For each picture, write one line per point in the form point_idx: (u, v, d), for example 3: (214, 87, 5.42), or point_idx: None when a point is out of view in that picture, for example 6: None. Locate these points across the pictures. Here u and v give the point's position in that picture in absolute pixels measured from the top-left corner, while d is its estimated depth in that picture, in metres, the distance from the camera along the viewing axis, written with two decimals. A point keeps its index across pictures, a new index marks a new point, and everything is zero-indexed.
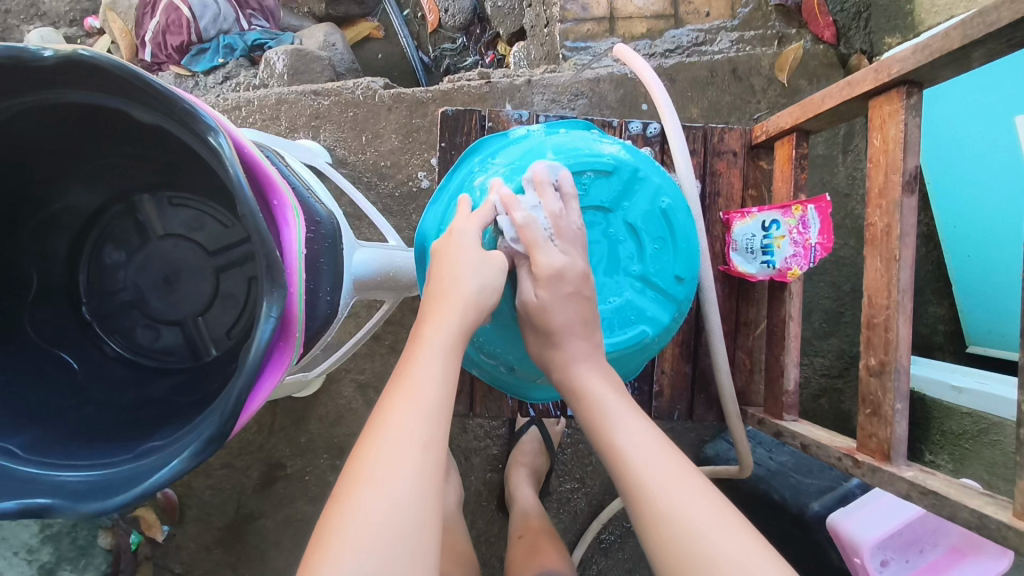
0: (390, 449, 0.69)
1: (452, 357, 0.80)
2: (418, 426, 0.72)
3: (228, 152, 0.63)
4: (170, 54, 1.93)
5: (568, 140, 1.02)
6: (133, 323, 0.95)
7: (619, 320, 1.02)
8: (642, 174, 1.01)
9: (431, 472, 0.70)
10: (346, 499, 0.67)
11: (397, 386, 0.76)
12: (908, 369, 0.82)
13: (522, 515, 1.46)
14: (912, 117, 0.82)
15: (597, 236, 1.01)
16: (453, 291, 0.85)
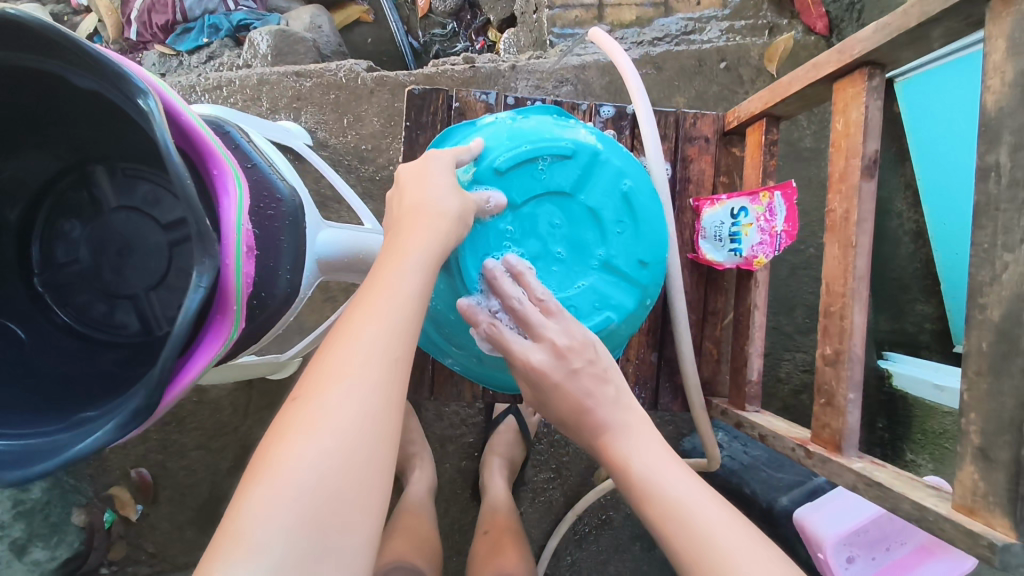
0: (354, 355, 0.62)
1: (431, 269, 0.73)
2: (392, 333, 0.65)
3: (157, 115, 0.63)
4: (155, 33, 1.95)
5: (526, 121, 0.97)
6: (86, 297, 0.94)
7: (583, 307, 0.98)
8: (603, 157, 0.97)
9: (400, 387, 0.64)
10: (304, 398, 0.60)
11: (371, 289, 0.69)
12: (862, 358, 0.80)
13: (491, 512, 1.42)
14: (874, 99, 0.79)
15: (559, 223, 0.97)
16: (430, 204, 0.79)
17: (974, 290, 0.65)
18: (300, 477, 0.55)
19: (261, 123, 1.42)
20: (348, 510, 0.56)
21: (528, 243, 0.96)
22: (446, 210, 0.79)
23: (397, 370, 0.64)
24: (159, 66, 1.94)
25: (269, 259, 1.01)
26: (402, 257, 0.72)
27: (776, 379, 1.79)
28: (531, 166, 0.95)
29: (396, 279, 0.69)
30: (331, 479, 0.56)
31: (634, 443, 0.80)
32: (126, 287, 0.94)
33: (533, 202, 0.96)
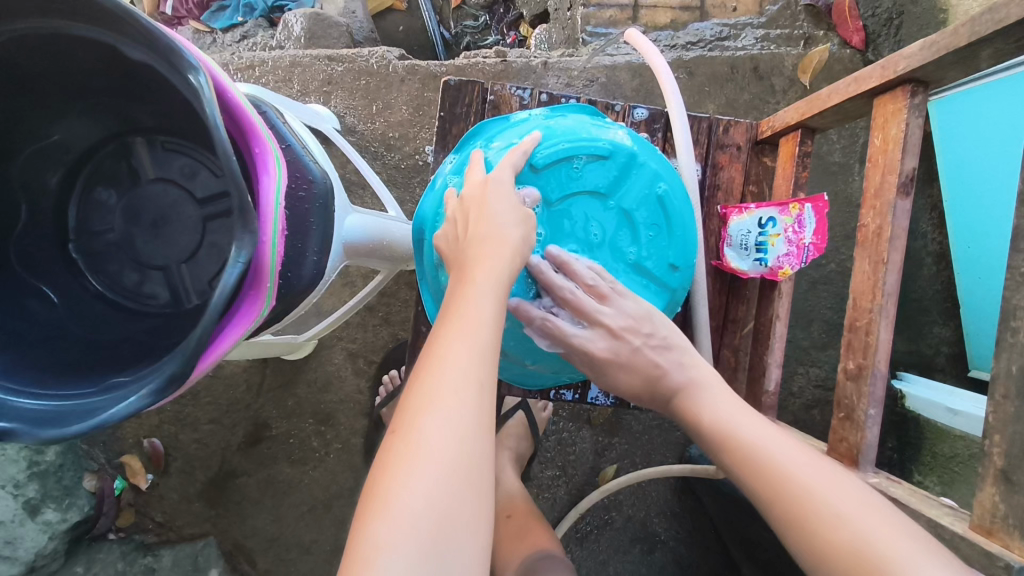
0: (444, 385, 0.63)
1: (504, 294, 0.73)
2: (477, 360, 0.65)
3: (207, 91, 0.64)
4: (190, 9, 1.96)
5: (566, 121, 0.97)
6: (118, 265, 0.96)
7: None
8: (640, 160, 0.97)
9: (488, 410, 0.65)
10: (402, 429, 0.62)
11: (450, 318, 0.69)
12: (885, 375, 0.80)
13: (506, 498, 1.45)
14: (915, 116, 0.79)
15: (591, 223, 0.98)
16: (495, 228, 0.78)
17: None
18: (412, 506, 0.57)
19: (294, 105, 1.43)
20: (457, 537, 0.58)
21: (561, 241, 0.96)
22: (512, 239, 0.78)
23: (485, 393, 0.64)
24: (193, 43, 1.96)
25: (298, 240, 1.03)
26: (476, 283, 0.72)
27: (788, 392, 1.79)
28: (568, 165, 0.94)
29: (473, 306, 0.70)
30: (439, 506, 0.58)
31: (739, 419, 0.83)
32: (158, 257, 0.96)
33: (567, 200, 0.96)
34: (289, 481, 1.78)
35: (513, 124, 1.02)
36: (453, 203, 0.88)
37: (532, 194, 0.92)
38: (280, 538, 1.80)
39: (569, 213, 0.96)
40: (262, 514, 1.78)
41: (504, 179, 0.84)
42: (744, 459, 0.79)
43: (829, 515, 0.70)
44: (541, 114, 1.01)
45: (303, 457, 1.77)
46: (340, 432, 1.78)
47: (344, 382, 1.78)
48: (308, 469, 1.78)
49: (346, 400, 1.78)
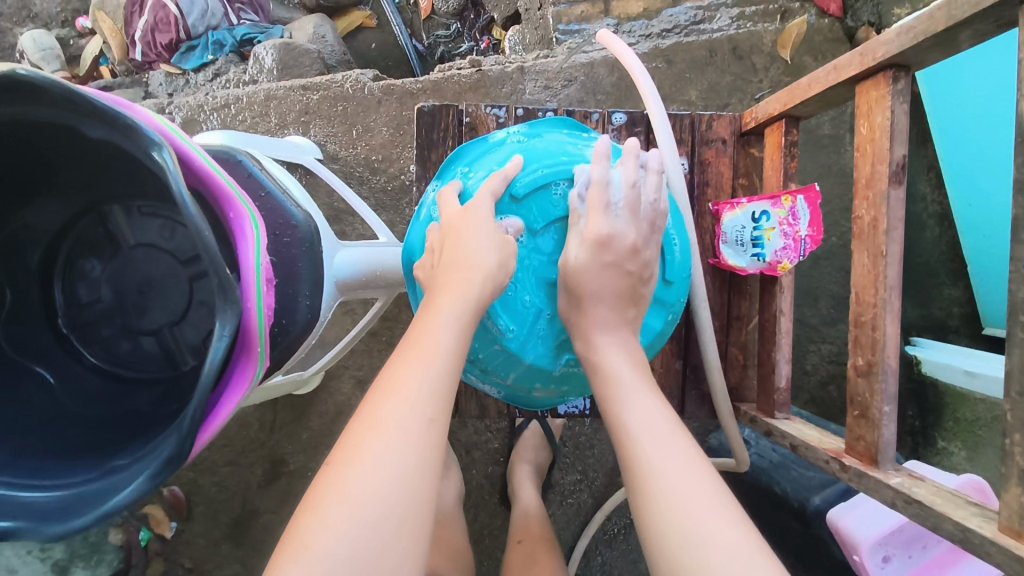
0: (387, 421, 0.64)
1: (468, 322, 0.74)
2: (428, 397, 0.66)
3: (170, 166, 0.63)
4: (160, 53, 1.90)
5: (542, 145, 0.95)
6: (111, 335, 0.95)
7: None
8: (621, 177, 0.95)
9: (435, 449, 0.65)
10: (342, 461, 0.62)
11: (409, 348, 0.71)
12: (896, 370, 0.78)
13: (523, 518, 1.42)
14: (899, 102, 0.76)
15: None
16: (468, 256, 0.78)
17: (1014, 308, 0.60)
18: (337, 545, 0.58)
19: (273, 143, 1.42)
20: None
21: (548, 269, 0.93)
22: (485, 265, 0.78)
23: (431, 431, 0.65)
24: (166, 86, 1.91)
25: (288, 286, 1.02)
26: (437, 314, 0.73)
27: (801, 371, 1.77)
28: (547, 193, 0.92)
29: (432, 338, 0.71)
30: (361, 546, 0.58)
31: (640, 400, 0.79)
32: (147, 323, 0.94)
33: (552, 228, 0.93)
34: None
35: (491, 147, 0.99)
36: (432, 238, 0.86)
37: (515, 224, 0.90)
38: None
39: (553, 239, 0.93)
40: None
41: (482, 208, 0.84)
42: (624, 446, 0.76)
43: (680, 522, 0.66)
44: (517, 137, 0.97)
45: None
46: None
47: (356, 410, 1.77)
48: None
49: None
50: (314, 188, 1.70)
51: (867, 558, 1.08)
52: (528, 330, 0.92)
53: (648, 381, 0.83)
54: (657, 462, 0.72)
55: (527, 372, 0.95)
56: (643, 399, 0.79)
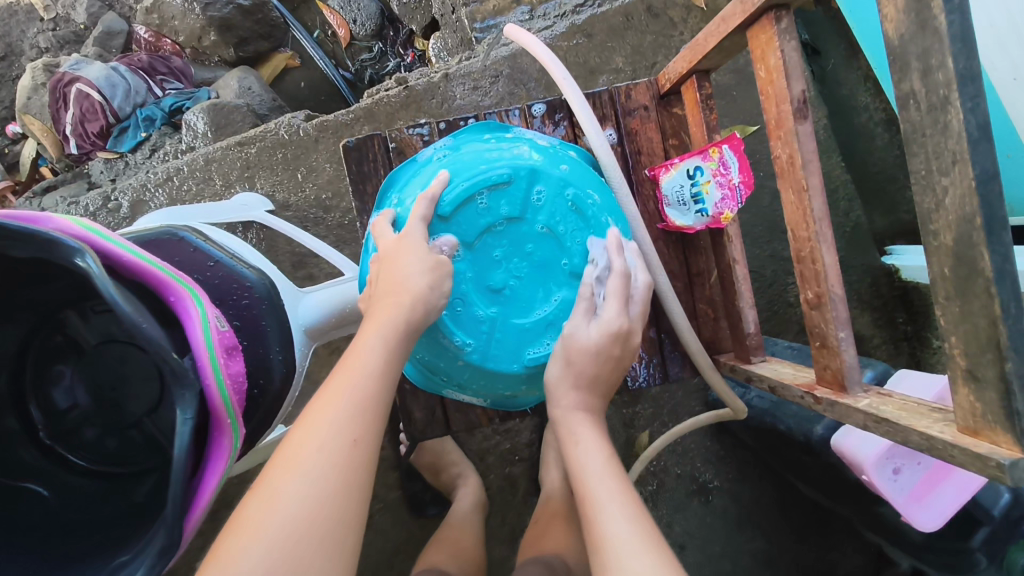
0: (309, 443, 0.66)
1: (396, 344, 0.76)
2: (353, 419, 0.68)
3: (97, 270, 0.65)
4: (94, 142, 1.89)
5: (461, 158, 0.97)
6: (96, 436, 0.96)
7: (560, 321, 0.96)
8: (542, 171, 0.95)
9: (360, 469, 0.66)
10: (267, 486, 0.64)
11: (338, 372, 0.72)
12: (844, 296, 0.80)
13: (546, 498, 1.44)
14: (788, 40, 0.78)
15: (517, 249, 0.96)
16: (398, 281, 0.80)
17: (924, 219, 0.61)
18: (254, 569, 0.58)
19: (219, 207, 1.42)
20: None
21: (491, 276, 0.95)
22: (415, 288, 0.80)
23: (356, 451, 0.67)
24: (108, 172, 1.88)
25: (256, 347, 1.05)
26: (366, 336, 0.75)
27: (786, 304, 1.77)
28: (472, 206, 0.94)
29: (360, 359, 0.73)
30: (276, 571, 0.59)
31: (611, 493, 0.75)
32: (127, 417, 0.96)
33: (485, 236, 0.95)
34: None
35: (419, 169, 1.00)
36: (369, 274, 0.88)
37: (450, 241, 0.92)
38: None
39: (488, 248, 0.95)
40: None
41: (412, 235, 0.86)
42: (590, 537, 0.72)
43: None
44: (441, 154, 0.99)
45: None
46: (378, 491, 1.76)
47: None
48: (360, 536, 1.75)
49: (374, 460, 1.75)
50: (272, 239, 1.71)
51: (876, 475, 1.09)
52: (485, 339, 0.94)
53: (620, 468, 0.81)
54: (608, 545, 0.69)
55: (496, 380, 0.97)
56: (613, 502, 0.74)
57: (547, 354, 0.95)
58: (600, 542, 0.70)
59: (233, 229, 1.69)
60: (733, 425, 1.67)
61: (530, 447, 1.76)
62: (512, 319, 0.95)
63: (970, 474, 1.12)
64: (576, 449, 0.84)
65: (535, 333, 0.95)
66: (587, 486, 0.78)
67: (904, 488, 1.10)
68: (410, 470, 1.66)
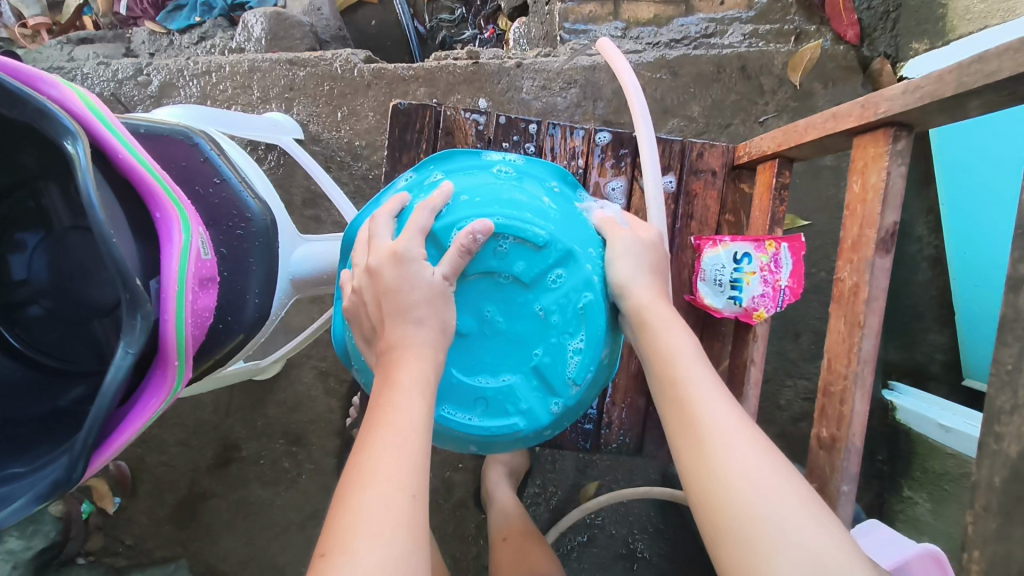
0: (374, 507, 0.56)
1: (433, 394, 0.67)
2: (410, 472, 0.59)
3: (82, 160, 0.58)
4: (144, 9, 1.81)
5: (504, 187, 0.81)
6: (39, 320, 0.85)
7: (493, 401, 0.78)
8: (578, 259, 0.78)
9: (422, 533, 0.57)
10: (329, 560, 0.53)
11: (375, 425, 0.63)
12: (859, 449, 0.74)
13: (504, 515, 1.30)
14: (898, 163, 0.71)
15: (497, 306, 0.78)
16: (402, 302, 0.69)
17: None
18: None
19: (244, 120, 1.33)
20: None
21: (462, 317, 0.77)
22: (417, 323, 0.69)
23: (415, 511, 0.57)
24: (148, 45, 1.81)
25: (236, 281, 0.97)
26: (401, 387, 0.65)
27: (775, 405, 1.70)
28: (489, 243, 0.76)
29: (402, 411, 0.63)
30: None
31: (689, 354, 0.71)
32: (78, 310, 0.84)
33: (478, 276, 0.77)
34: (262, 504, 1.65)
35: (479, 166, 0.86)
36: (374, 254, 0.73)
37: (485, 226, 0.73)
38: (252, 560, 1.66)
39: (474, 293, 0.77)
40: (235, 536, 1.66)
41: (410, 245, 0.72)
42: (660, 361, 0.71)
43: (741, 498, 0.58)
44: (506, 170, 0.84)
45: (275, 479, 1.65)
46: (313, 453, 1.65)
47: (316, 402, 1.65)
48: (281, 491, 1.65)
49: (318, 421, 1.65)
50: (291, 168, 1.63)
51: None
52: None
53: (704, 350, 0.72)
54: (714, 440, 0.62)
55: None
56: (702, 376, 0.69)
57: (461, 424, 0.78)
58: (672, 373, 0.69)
59: (255, 145, 1.61)
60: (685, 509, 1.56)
61: (477, 460, 1.68)
62: (451, 370, 0.77)
63: None
64: (669, 337, 0.71)
65: (462, 397, 0.78)
66: (680, 369, 0.69)
67: None
68: None
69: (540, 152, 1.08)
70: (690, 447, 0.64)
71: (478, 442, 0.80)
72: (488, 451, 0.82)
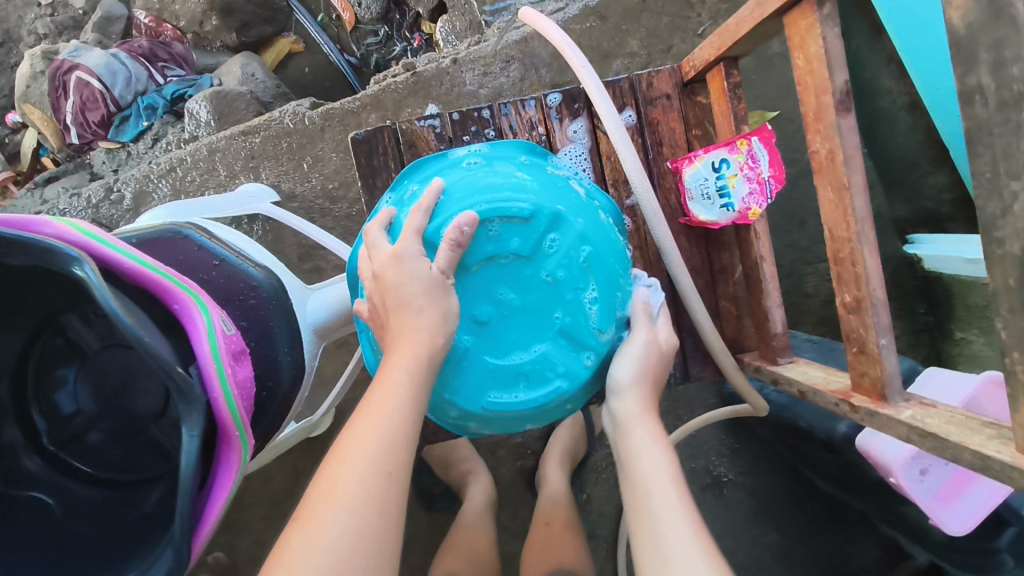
0: (340, 476, 0.61)
1: (421, 382, 0.70)
2: (387, 447, 0.63)
3: (95, 280, 0.62)
4: (95, 131, 1.85)
5: (479, 176, 0.84)
6: (100, 441, 0.89)
7: (531, 373, 0.81)
8: (566, 218, 0.81)
9: (394, 504, 0.61)
10: (299, 521, 0.59)
11: (362, 405, 0.67)
12: (885, 301, 0.76)
13: (551, 501, 1.32)
14: (830, 27, 0.73)
15: (505, 286, 0.81)
16: (407, 308, 0.72)
17: (987, 225, 0.58)
18: None
19: (219, 200, 1.37)
20: None
21: (477, 305, 0.80)
22: (429, 323, 0.72)
23: (389, 485, 0.61)
24: (109, 162, 1.86)
25: (264, 347, 1.02)
26: (390, 369, 0.69)
27: (804, 294, 1.71)
28: (479, 230, 0.80)
29: (385, 392, 0.67)
30: None
31: (646, 446, 0.71)
32: (133, 421, 0.90)
33: (481, 263, 0.80)
34: None
35: (449, 166, 0.89)
36: (375, 270, 0.76)
37: (470, 217, 0.76)
38: None
39: (483, 281, 0.81)
40: None
41: (407, 254, 0.75)
42: (632, 490, 0.69)
43: None
44: (476, 160, 0.88)
45: None
46: None
47: None
48: None
49: None
50: (279, 231, 1.67)
51: (904, 478, 0.97)
52: (448, 364, 0.80)
53: (683, 476, 0.69)
54: (676, 560, 0.60)
55: (440, 404, 0.82)
56: (656, 469, 0.68)
57: (510, 404, 0.81)
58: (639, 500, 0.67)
59: (238, 221, 1.65)
60: (750, 419, 1.58)
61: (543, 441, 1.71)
62: (483, 357, 0.81)
63: (981, 497, 0.99)
64: (635, 452, 0.71)
65: (501, 379, 0.81)
66: (647, 491, 0.67)
67: (932, 487, 0.98)
68: (419, 463, 1.53)
69: (501, 134, 1.10)
70: (653, 565, 0.62)
71: (530, 416, 0.83)
72: (543, 421, 0.85)
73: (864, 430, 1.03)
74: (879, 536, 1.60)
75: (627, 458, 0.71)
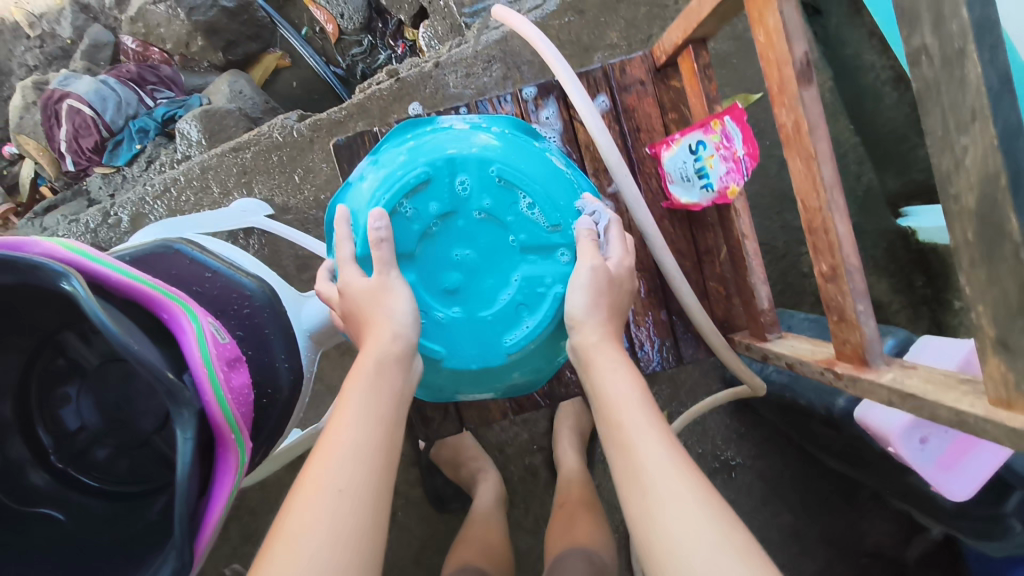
0: (307, 487, 0.65)
1: (377, 392, 0.75)
2: (348, 453, 0.68)
3: (82, 292, 0.64)
4: (90, 157, 1.89)
5: (374, 179, 0.96)
6: (106, 454, 0.91)
7: (526, 300, 0.96)
8: (461, 159, 0.95)
9: (362, 507, 0.65)
10: (274, 533, 0.63)
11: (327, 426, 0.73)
12: (860, 267, 0.78)
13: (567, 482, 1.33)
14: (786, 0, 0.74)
15: (466, 238, 0.96)
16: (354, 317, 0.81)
17: (944, 181, 0.59)
18: None
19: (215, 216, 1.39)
20: None
21: (444, 277, 0.95)
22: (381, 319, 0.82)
23: (354, 485, 0.66)
24: (105, 187, 1.89)
25: (261, 355, 1.03)
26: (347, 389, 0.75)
27: (800, 273, 1.71)
28: (397, 217, 0.95)
29: (343, 410, 0.73)
30: None
31: (610, 373, 0.78)
32: (136, 433, 0.91)
33: (423, 243, 0.96)
34: None
35: (345, 189, 1.00)
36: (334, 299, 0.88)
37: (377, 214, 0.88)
38: None
39: (438, 247, 0.96)
40: None
41: (347, 275, 0.86)
42: (609, 411, 0.75)
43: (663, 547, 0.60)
44: (363, 167, 0.99)
45: None
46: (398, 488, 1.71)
47: None
48: None
49: None
50: (275, 243, 1.69)
51: (902, 446, 0.97)
52: (456, 335, 0.95)
53: (651, 396, 0.75)
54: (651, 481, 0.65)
55: (486, 373, 0.97)
56: (622, 389, 0.76)
57: (526, 335, 0.95)
58: (616, 421, 0.73)
59: (235, 236, 1.68)
60: (753, 401, 1.58)
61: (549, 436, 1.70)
62: (479, 313, 0.95)
63: (985, 458, 0.98)
64: (606, 375, 0.78)
65: (507, 318, 0.95)
66: (622, 413, 0.73)
67: (934, 454, 0.98)
68: (428, 463, 1.54)
69: None
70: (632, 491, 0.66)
71: (547, 335, 0.97)
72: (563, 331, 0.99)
73: (862, 402, 1.03)
74: (890, 511, 1.59)
75: (597, 386, 0.78)
